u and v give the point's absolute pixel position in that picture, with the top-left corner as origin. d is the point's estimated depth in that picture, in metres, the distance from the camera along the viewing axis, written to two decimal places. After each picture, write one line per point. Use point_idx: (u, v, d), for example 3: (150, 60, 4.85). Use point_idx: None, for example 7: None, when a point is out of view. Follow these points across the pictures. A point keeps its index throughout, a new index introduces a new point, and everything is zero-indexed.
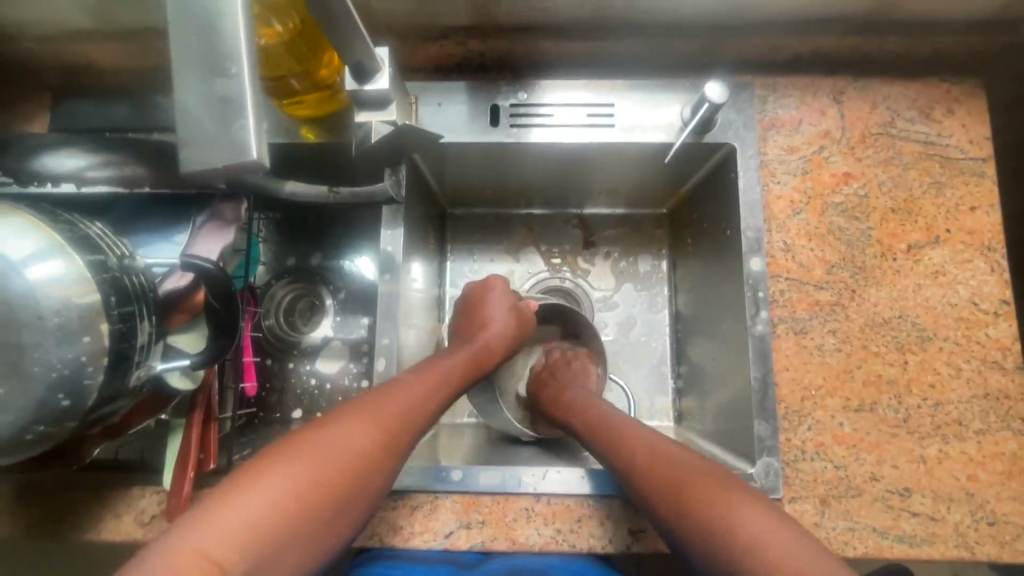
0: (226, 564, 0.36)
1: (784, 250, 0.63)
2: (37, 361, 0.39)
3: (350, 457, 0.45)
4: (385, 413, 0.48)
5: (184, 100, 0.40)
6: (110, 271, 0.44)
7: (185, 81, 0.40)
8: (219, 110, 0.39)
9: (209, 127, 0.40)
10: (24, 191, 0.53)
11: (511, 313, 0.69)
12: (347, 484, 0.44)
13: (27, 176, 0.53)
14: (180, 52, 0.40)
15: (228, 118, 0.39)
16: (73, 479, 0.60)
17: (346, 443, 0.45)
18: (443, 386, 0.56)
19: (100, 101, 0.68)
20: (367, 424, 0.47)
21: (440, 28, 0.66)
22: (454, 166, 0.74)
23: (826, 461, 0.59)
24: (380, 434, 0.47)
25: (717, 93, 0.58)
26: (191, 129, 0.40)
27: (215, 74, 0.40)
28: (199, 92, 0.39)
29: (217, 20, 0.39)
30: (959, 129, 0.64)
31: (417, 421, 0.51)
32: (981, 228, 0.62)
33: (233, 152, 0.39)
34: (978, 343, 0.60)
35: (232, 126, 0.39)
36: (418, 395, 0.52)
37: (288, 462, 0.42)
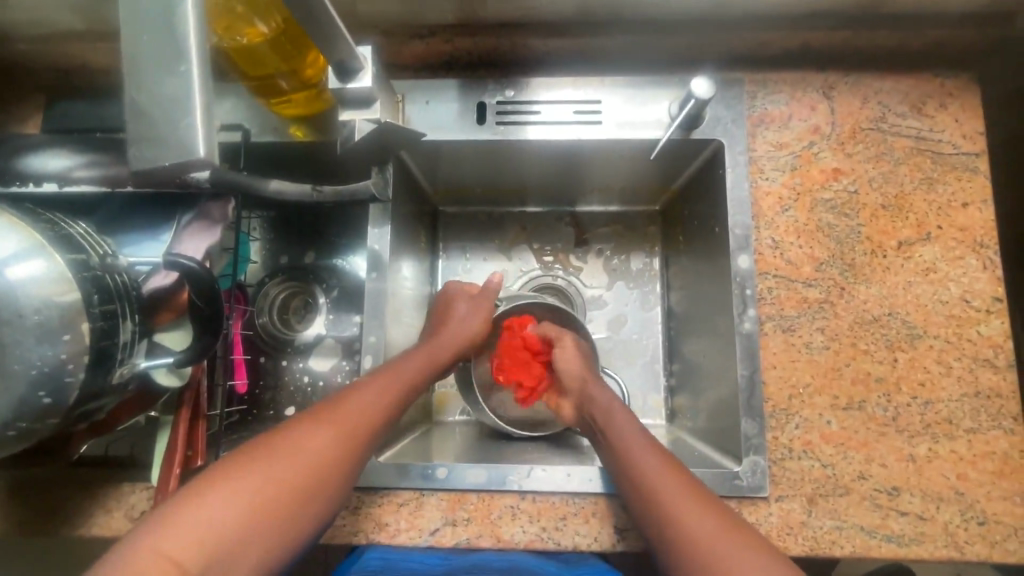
0: (189, 563, 0.37)
1: (773, 247, 0.62)
2: (17, 359, 0.40)
3: (314, 455, 0.45)
4: (345, 413, 0.49)
5: (134, 98, 0.39)
6: (91, 270, 0.45)
7: (136, 78, 0.39)
8: (167, 108, 0.39)
9: (157, 125, 0.39)
10: (7, 191, 0.54)
11: (471, 314, 0.68)
12: (312, 481, 0.44)
13: (12, 175, 0.54)
14: (132, 51, 0.39)
15: (175, 116, 0.39)
16: (65, 475, 0.61)
17: (310, 442, 0.46)
18: (406, 386, 0.56)
19: (91, 101, 0.69)
20: (327, 424, 0.47)
21: (427, 26, 0.66)
22: (443, 164, 0.74)
23: (813, 460, 0.58)
24: (340, 432, 0.48)
25: (703, 89, 0.58)
26: (144, 126, 0.39)
27: (165, 72, 0.39)
28: (149, 88, 0.39)
29: (167, 20, 0.39)
30: (952, 124, 0.63)
31: (381, 417, 0.51)
32: (973, 224, 0.61)
33: (180, 150, 0.39)
34: (969, 340, 0.60)
35: (179, 124, 0.39)
36: (381, 392, 0.53)
37: (252, 463, 0.43)
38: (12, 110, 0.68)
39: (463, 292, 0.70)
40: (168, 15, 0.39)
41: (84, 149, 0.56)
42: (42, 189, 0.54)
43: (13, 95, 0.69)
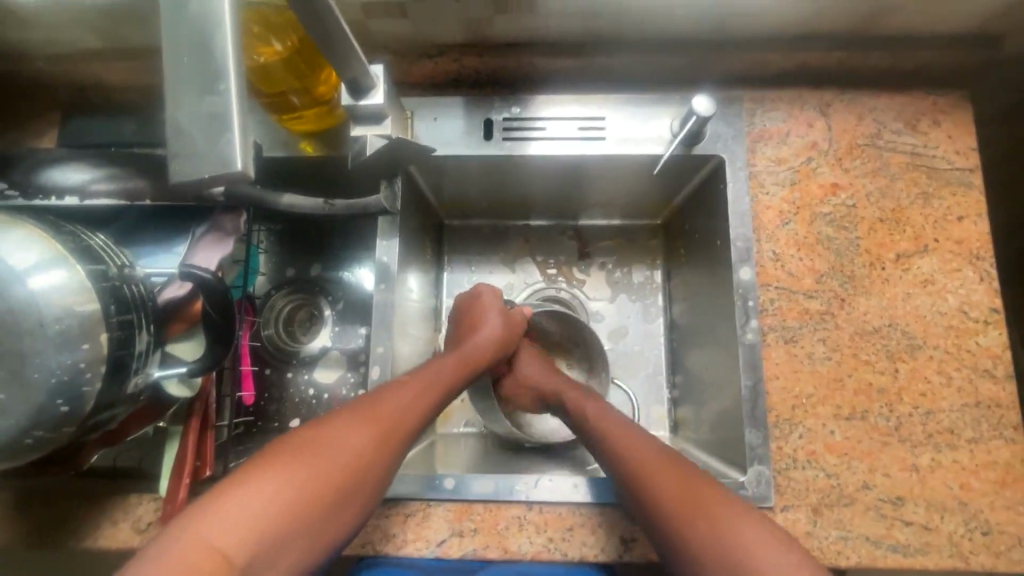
0: (234, 557, 0.38)
1: (774, 259, 0.64)
2: (36, 367, 0.40)
3: (350, 454, 0.46)
4: (383, 412, 0.50)
5: (173, 113, 0.37)
6: (109, 280, 0.45)
7: (176, 93, 0.37)
8: (208, 126, 0.37)
9: (197, 141, 0.37)
10: (29, 204, 0.55)
11: (502, 318, 0.69)
12: (349, 480, 0.45)
13: (33, 189, 0.55)
14: (172, 65, 0.37)
15: (214, 132, 0.37)
16: (72, 486, 0.61)
17: (348, 441, 0.46)
18: (440, 386, 0.56)
19: (106, 116, 0.70)
20: (364, 423, 0.48)
21: (435, 45, 0.68)
22: (449, 179, 0.76)
23: (817, 470, 0.59)
24: (378, 432, 0.48)
25: (704, 107, 0.60)
26: (182, 139, 0.37)
27: (204, 88, 0.37)
28: (189, 106, 0.37)
29: (207, 38, 0.37)
30: (945, 141, 0.65)
31: (416, 417, 0.52)
32: (969, 237, 0.63)
33: (219, 163, 0.36)
34: (968, 351, 0.61)
35: (218, 139, 0.37)
36: (416, 393, 0.53)
37: (291, 461, 0.44)
38: (27, 125, 0.70)
39: (491, 295, 0.71)
40: (211, 29, 0.37)
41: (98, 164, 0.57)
42: (63, 202, 0.55)
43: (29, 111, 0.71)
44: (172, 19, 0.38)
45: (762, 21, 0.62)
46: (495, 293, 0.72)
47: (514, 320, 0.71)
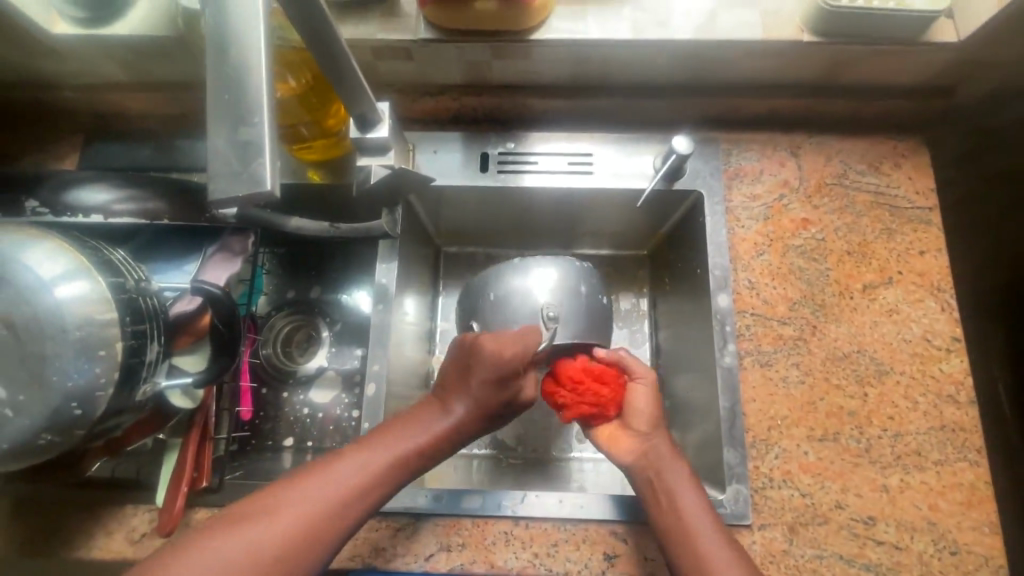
0: None
1: (749, 287, 0.68)
2: (56, 370, 0.43)
3: (324, 506, 0.46)
4: (349, 475, 0.49)
5: (213, 138, 0.39)
6: (127, 292, 0.49)
7: (216, 120, 0.39)
8: (243, 152, 0.38)
9: (233, 165, 0.38)
10: (57, 220, 0.56)
11: (510, 390, 0.55)
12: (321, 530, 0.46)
13: (60, 207, 0.57)
14: (215, 91, 0.39)
15: (247, 157, 0.38)
16: (69, 496, 0.62)
17: (309, 501, 0.46)
18: (413, 456, 0.52)
19: (126, 143, 0.75)
20: (328, 485, 0.48)
21: (438, 86, 0.73)
22: (447, 207, 0.80)
23: (793, 489, 0.61)
24: (342, 493, 0.47)
25: (683, 145, 0.65)
26: (218, 161, 0.39)
27: (241, 116, 0.39)
28: (226, 136, 0.39)
29: (247, 73, 0.39)
30: (906, 182, 0.71)
31: (398, 471, 0.51)
32: (930, 270, 0.67)
33: (252, 184, 0.38)
34: (933, 377, 0.64)
35: (251, 162, 0.38)
36: (384, 456, 0.51)
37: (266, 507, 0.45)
38: (51, 149, 0.74)
39: (516, 347, 0.55)
40: (253, 67, 0.39)
41: (120, 183, 0.59)
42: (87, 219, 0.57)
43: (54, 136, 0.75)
44: (216, 53, 0.40)
45: (735, 70, 0.69)
46: (519, 349, 0.55)
47: (528, 398, 0.57)
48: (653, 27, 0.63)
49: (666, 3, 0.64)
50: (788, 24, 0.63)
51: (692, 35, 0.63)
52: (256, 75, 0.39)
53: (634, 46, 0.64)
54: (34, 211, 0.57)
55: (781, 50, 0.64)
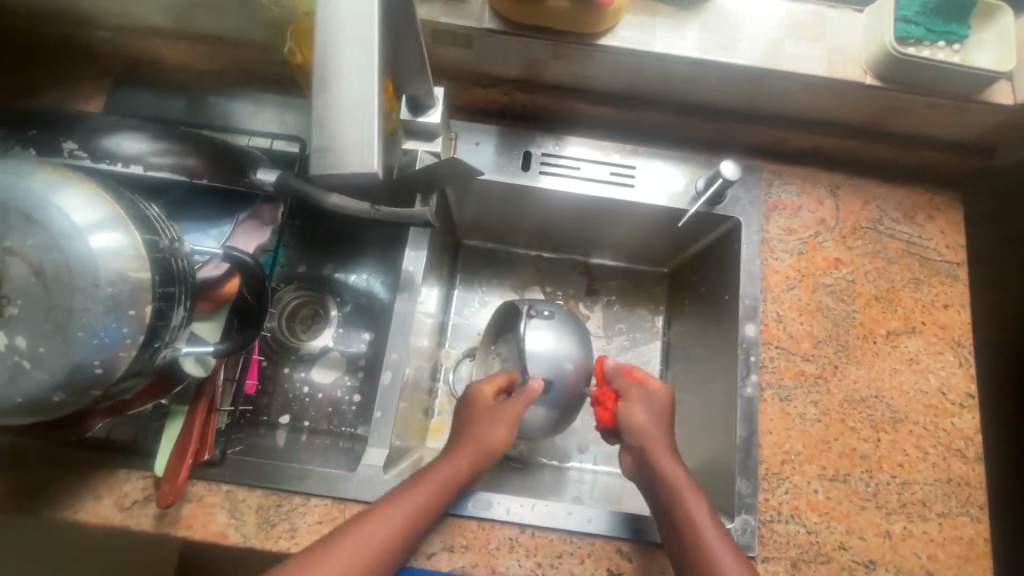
0: None
1: (777, 320, 0.68)
2: (82, 326, 0.41)
3: (359, 555, 0.50)
4: (372, 535, 0.51)
5: (321, 104, 0.40)
6: (160, 251, 0.46)
7: (327, 97, 0.40)
8: (353, 124, 0.40)
9: (341, 135, 0.40)
10: (96, 166, 0.53)
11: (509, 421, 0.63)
12: (377, 559, 0.51)
13: (99, 153, 0.54)
14: (327, 70, 0.40)
15: (358, 130, 0.40)
16: (61, 453, 0.60)
17: (335, 564, 0.49)
18: (436, 500, 0.56)
19: (157, 92, 0.72)
20: (355, 548, 0.50)
21: (491, 77, 0.71)
22: (476, 199, 0.79)
23: (799, 525, 0.62)
24: (367, 550, 0.50)
25: (731, 171, 0.65)
26: (327, 137, 0.40)
27: (350, 91, 0.40)
28: (337, 102, 0.40)
29: (357, 44, 0.40)
30: (938, 235, 0.71)
31: (421, 518, 0.54)
32: (953, 324, 0.68)
33: (361, 164, 0.39)
34: (945, 430, 0.65)
35: (360, 143, 0.39)
36: (403, 509, 0.53)
37: (314, 557, 0.49)
38: (77, 87, 0.71)
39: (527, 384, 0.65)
40: (369, 50, 0.40)
41: (164, 136, 0.56)
42: (127, 169, 0.54)
43: (78, 73, 0.71)
44: (328, 33, 0.40)
45: (788, 101, 0.69)
46: (508, 428, 0.63)
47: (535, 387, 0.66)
48: (720, 49, 0.63)
49: (735, 26, 0.64)
50: (852, 63, 0.63)
51: (758, 61, 0.63)
52: (368, 50, 0.40)
53: (696, 65, 0.64)
54: (72, 154, 0.53)
55: (841, 89, 0.64)
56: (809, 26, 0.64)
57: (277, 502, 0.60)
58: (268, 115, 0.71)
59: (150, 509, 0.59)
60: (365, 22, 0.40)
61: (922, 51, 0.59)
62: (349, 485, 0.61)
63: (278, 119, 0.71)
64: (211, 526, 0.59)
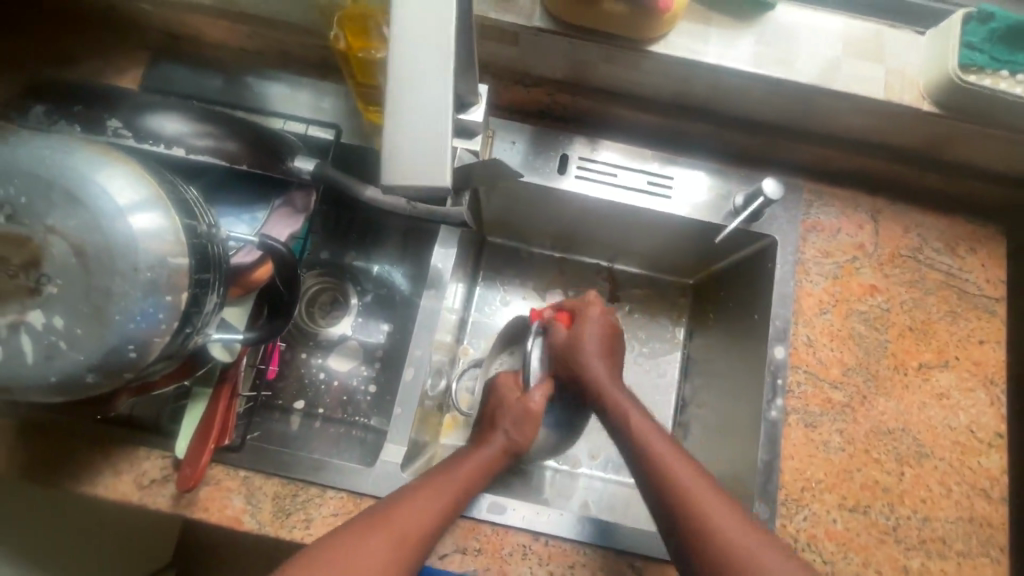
0: None
1: (807, 344, 0.67)
2: (120, 309, 0.40)
3: (391, 541, 0.51)
4: (399, 523, 0.52)
5: (399, 110, 0.39)
6: (198, 237, 0.46)
7: (399, 107, 0.39)
8: (426, 129, 0.39)
9: (415, 141, 0.39)
10: (139, 147, 0.53)
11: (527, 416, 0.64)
12: (410, 547, 0.51)
13: (143, 134, 0.53)
14: (400, 82, 0.40)
15: (431, 137, 0.39)
16: (82, 428, 0.60)
17: (368, 552, 0.50)
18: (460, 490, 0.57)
19: (194, 70, 0.71)
20: (385, 535, 0.51)
21: (534, 76, 0.70)
22: (506, 197, 0.78)
23: (815, 554, 0.61)
24: (397, 538, 0.51)
25: (773, 190, 0.63)
26: (398, 147, 0.39)
27: (426, 95, 0.40)
28: (413, 106, 0.40)
29: (434, 49, 0.40)
30: (978, 268, 0.70)
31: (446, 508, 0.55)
32: (987, 361, 0.67)
33: (432, 177, 0.39)
34: (971, 468, 0.64)
35: (433, 154, 0.39)
36: (428, 499, 0.54)
37: (363, 533, 0.51)
38: (115, 60, 0.70)
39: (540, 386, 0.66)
40: (443, 64, 0.40)
41: (204, 119, 0.55)
42: (170, 152, 0.53)
43: (116, 46, 0.71)
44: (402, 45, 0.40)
45: (836, 120, 0.67)
46: (533, 429, 0.64)
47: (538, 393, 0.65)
48: (774, 63, 0.61)
49: (791, 41, 0.62)
50: (909, 87, 0.61)
51: (813, 79, 0.61)
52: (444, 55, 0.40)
53: (748, 78, 0.62)
54: (116, 133, 0.53)
55: (895, 112, 0.63)
56: (867, 46, 0.63)
57: (293, 491, 0.60)
58: (305, 100, 0.70)
59: (168, 489, 0.59)
60: (441, 37, 0.40)
61: (983, 80, 0.58)
62: (365, 479, 0.61)
63: (314, 105, 0.70)
64: (227, 510, 0.59)
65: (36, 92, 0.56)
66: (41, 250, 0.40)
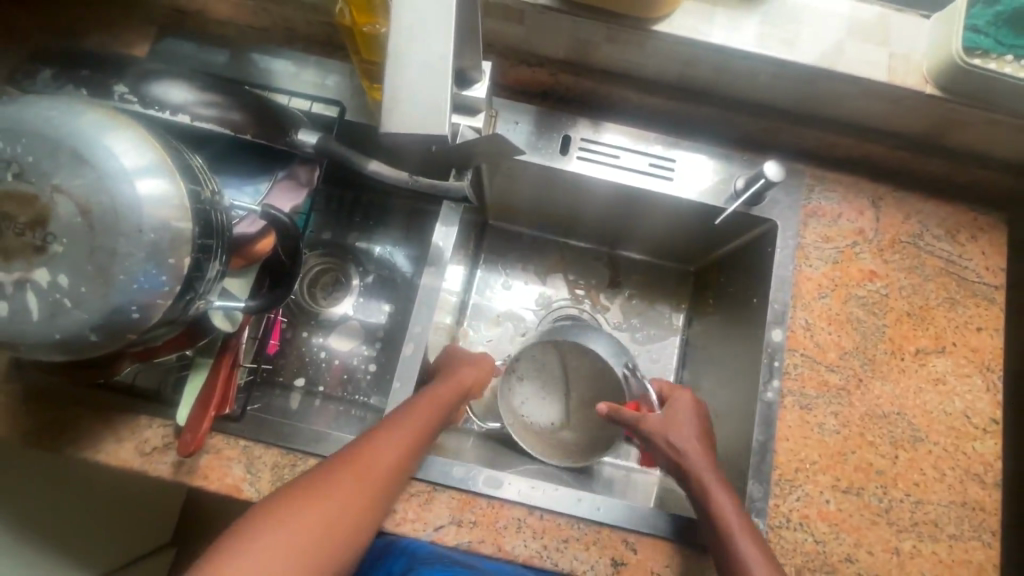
0: None
1: (804, 328, 0.67)
2: (123, 270, 0.41)
3: (359, 480, 0.50)
4: (365, 465, 0.51)
5: (400, 61, 0.43)
6: (201, 203, 0.46)
7: (402, 60, 0.43)
8: (428, 78, 0.42)
9: (416, 90, 0.42)
10: (143, 113, 0.54)
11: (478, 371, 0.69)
12: (375, 485, 0.51)
13: (148, 100, 0.54)
14: (403, 32, 0.43)
15: (430, 88, 0.42)
16: (85, 395, 0.61)
17: (332, 491, 0.49)
18: (421, 432, 0.56)
19: (201, 45, 0.72)
20: (350, 474, 0.50)
21: (539, 56, 0.70)
22: (509, 179, 0.78)
23: (807, 533, 0.62)
24: (361, 480, 0.50)
25: (774, 172, 0.63)
26: (399, 96, 0.42)
27: (426, 48, 0.43)
28: (414, 57, 0.43)
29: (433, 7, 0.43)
30: (979, 255, 0.70)
31: (410, 447, 0.54)
32: (984, 347, 0.67)
33: (431, 126, 0.42)
34: (965, 453, 0.64)
35: (432, 106, 0.42)
36: (388, 439, 0.53)
37: (322, 477, 0.50)
38: (122, 33, 0.70)
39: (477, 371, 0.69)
40: (444, 19, 0.43)
41: (210, 89, 0.56)
42: (173, 118, 0.54)
43: (123, 19, 0.71)
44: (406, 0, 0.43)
45: (839, 104, 0.67)
46: (478, 371, 0.69)
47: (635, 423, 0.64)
48: (779, 44, 0.61)
49: (797, 22, 0.62)
50: (913, 71, 0.61)
51: (817, 61, 0.61)
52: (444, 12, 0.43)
53: (752, 60, 0.62)
54: (120, 98, 0.54)
55: (898, 96, 0.63)
56: (873, 29, 0.63)
57: (292, 461, 0.61)
58: (309, 78, 0.71)
59: (169, 456, 0.60)
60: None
61: (988, 63, 0.58)
62: None
63: (319, 82, 0.71)
64: (226, 478, 0.60)
65: (44, 59, 0.56)
66: (47, 209, 0.40)
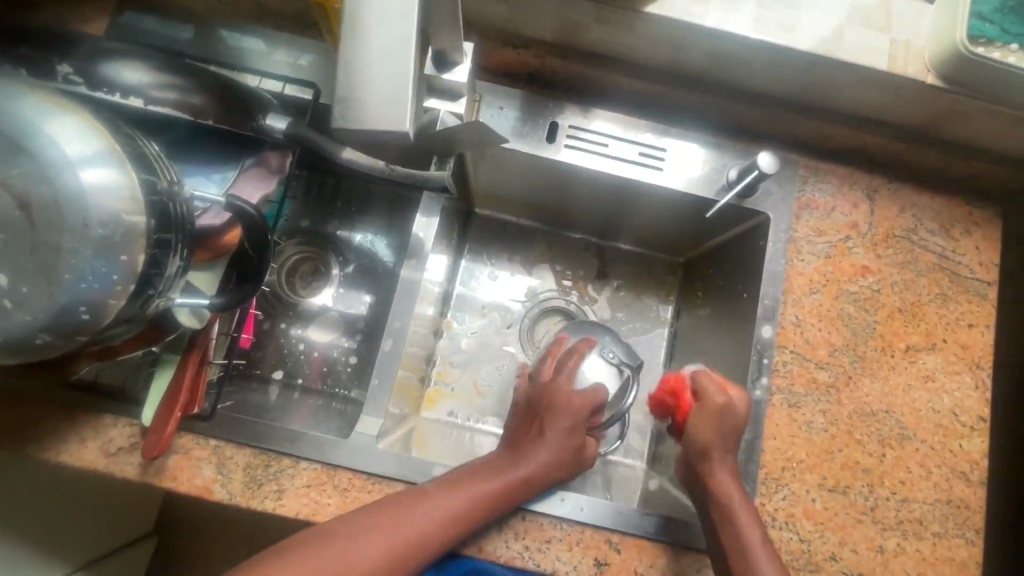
0: None
1: (795, 324, 0.66)
2: (69, 268, 0.38)
3: (400, 538, 0.50)
4: (409, 527, 0.51)
5: (358, 48, 0.41)
6: (158, 195, 0.43)
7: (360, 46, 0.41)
8: (387, 68, 0.41)
9: (374, 81, 0.41)
10: (94, 96, 0.50)
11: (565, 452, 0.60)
12: (411, 547, 0.51)
13: (100, 81, 0.50)
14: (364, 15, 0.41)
15: (390, 81, 0.41)
16: (45, 394, 0.58)
17: (367, 543, 0.49)
18: (481, 506, 0.54)
19: (164, 20, 0.67)
20: (390, 532, 0.50)
21: (524, 37, 0.67)
22: (495, 168, 0.75)
23: (792, 532, 0.61)
24: (400, 537, 0.51)
25: (768, 164, 0.60)
26: (358, 87, 0.41)
27: (387, 34, 0.41)
28: (375, 43, 0.41)
29: None
30: (972, 251, 0.68)
31: (462, 519, 0.53)
32: (975, 344, 0.66)
33: (388, 122, 0.41)
34: (952, 451, 0.64)
35: (390, 101, 0.41)
36: (444, 505, 0.53)
37: (364, 521, 0.51)
38: (77, 6, 0.66)
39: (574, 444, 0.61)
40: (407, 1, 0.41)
41: (168, 69, 0.52)
42: (127, 102, 0.51)
43: None
44: None
45: (837, 93, 0.64)
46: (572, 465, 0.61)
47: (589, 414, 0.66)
48: (778, 30, 0.58)
49: (797, 7, 0.59)
50: (916, 59, 0.59)
51: (817, 47, 0.58)
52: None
53: (747, 46, 0.59)
54: (69, 78, 0.50)
55: (899, 85, 0.60)
56: (874, 14, 0.60)
57: (265, 462, 0.59)
58: (280, 57, 0.67)
59: (136, 457, 0.57)
60: None
61: (991, 52, 0.55)
62: (340, 451, 0.59)
63: (291, 63, 0.67)
64: (196, 479, 0.57)
65: None
66: None
